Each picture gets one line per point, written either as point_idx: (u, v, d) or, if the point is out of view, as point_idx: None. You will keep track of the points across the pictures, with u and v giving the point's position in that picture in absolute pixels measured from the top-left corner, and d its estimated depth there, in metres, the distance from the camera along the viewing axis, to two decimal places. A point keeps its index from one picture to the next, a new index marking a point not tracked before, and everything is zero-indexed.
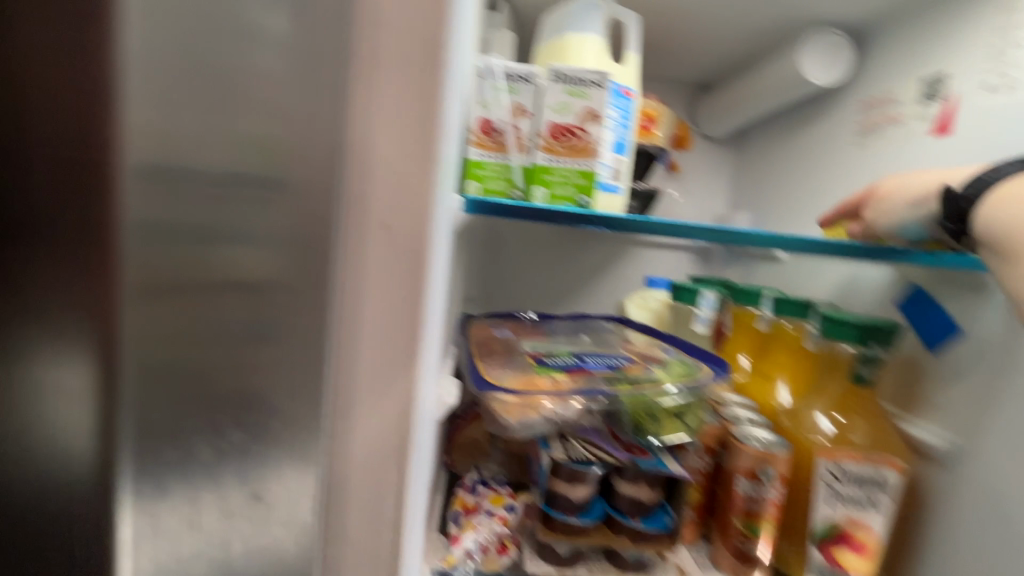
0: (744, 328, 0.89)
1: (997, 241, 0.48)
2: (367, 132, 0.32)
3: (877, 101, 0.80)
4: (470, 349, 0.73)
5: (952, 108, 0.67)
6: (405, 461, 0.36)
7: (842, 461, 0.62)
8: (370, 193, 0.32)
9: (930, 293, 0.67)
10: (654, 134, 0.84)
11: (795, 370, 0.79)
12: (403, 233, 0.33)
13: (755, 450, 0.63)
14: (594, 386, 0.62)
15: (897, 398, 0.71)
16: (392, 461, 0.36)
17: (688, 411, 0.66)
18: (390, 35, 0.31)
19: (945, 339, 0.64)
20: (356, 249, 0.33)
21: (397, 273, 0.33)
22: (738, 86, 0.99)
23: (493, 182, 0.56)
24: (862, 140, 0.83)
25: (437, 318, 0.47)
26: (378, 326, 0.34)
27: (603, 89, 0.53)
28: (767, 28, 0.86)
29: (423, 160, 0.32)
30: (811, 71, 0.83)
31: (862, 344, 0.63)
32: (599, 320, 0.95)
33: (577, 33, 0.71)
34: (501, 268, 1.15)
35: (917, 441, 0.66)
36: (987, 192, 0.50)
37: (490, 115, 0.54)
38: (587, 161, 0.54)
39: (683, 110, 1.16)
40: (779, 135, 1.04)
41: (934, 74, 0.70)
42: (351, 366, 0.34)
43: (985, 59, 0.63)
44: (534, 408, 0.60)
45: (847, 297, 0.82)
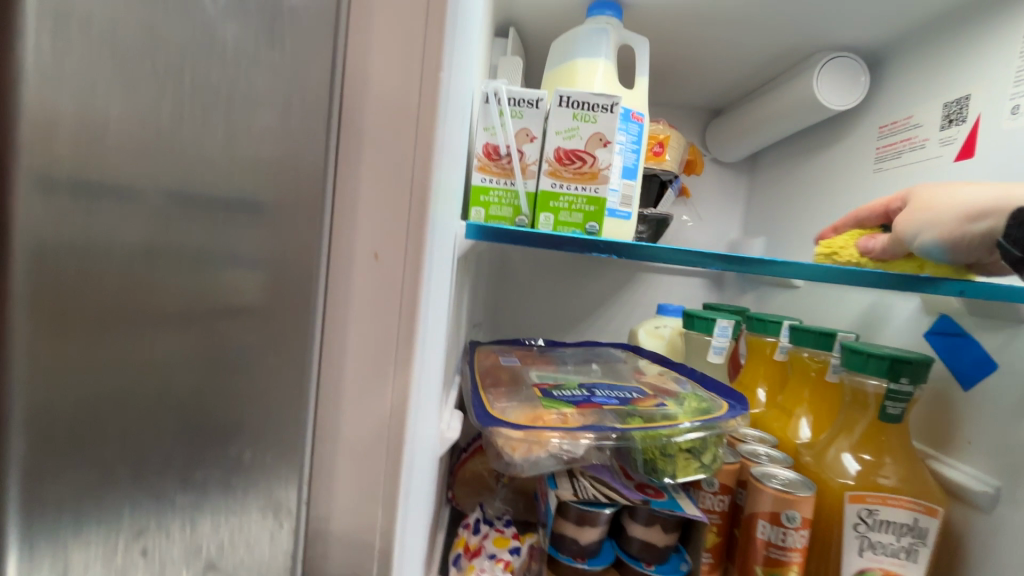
0: (761, 358, 0.85)
1: None
2: (355, 147, 0.27)
3: (896, 125, 0.78)
4: (475, 378, 0.70)
5: (978, 131, 0.64)
6: (390, 529, 0.30)
7: (874, 505, 0.58)
8: (355, 217, 0.28)
9: (961, 326, 0.63)
10: (664, 159, 0.83)
11: (816, 405, 0.75)
12: (394, 264, 0.28)
13: (774, 490, 0.59)
14: (604, 423, 0.58)
15: (927, 435, 0.66)
16: (373, 525, 0.30)
17: (705, 449, 0.60)
18: (383, 36, 0.27)
19: (981, 375, 0.60)
20: (339, 281, 0.28)
21: (382, 309, 0.28)
22: (749, 111, 0.97)
23: (498, 208, 0.54)
24: (881, 164, 0.80)
25: (436, 351, 0.42)
26: (364, 372, 0.29)
27: (612, 113, 0.52)
28: (780, 53, 0.85)
29: (418, 181, 0.27)
30: (826, 95, 0.81)
31: (891, 379, 0.59)
32: (609, 348, 0.92)
33: (586, 58, 0.70)
34: (509, 294, 1.13)
35: (953, 483, 0.60)
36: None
37: (496, 140, 0.53)
38: (595, 187, 0.53)
39: (694, 135, 1.14)
40: (793, 160, 1.02)
41: (956, 97, 0.68)
42: (333, 417, 0.30)
43: (1014, 82, 0.60)
44: (539, 445, 0.56)
45: (870, 327, 0.78)
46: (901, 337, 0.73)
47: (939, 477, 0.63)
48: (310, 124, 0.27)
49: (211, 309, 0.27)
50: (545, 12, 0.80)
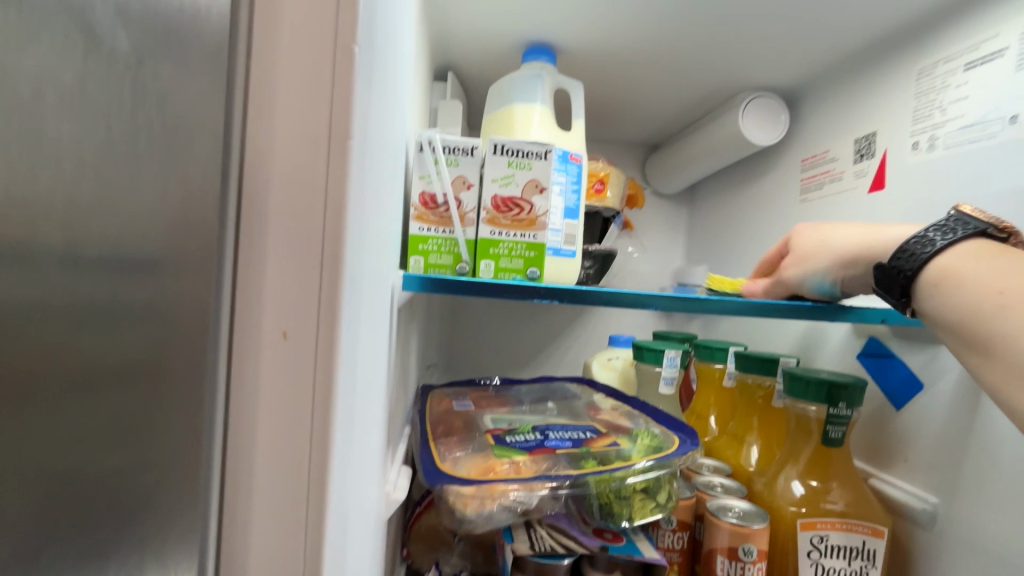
0: (711, 386, 0.86)
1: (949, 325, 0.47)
2: (257, 217, 0.25)
3: (815, 158, 0.83)
4: (425, 428, 0.67)
5: (886, 165, 0.69)
6: None
7: (824, 532, 0.59)
8: (261, 294, 0.26)
9: (889, 348, 0.67)
10: (605, 196, 0.84)
11: (765, 430, 0.76)
12: (305, 343, 0.26)
13: (730, 525, 0.58)
14: (557, 470, 0.57)
15: (868, 454, 0.69)
16: None
17: (660, 488, 0.60)
18: (286, 101, 0.25)
19: (910, 395, 0.63)
20: (246, 363, 0.26)
21: (295, 388, 0.26)
22: (684, 146, 1.02)
23: (438, 256, 0.53)
24: (806, 195, 0.85)
25: (373, 417, 0.39)
26: (276, 462, 0.26)
27: (546, 160, 0.53)
28: (706, 93, 0.89)
29: (328, 253, 0.25)
30: (751, 132, 0.86)
31: (829, 404, 0.61)
32: (565, 383, 0.91)
33: (523, 102, 0.72)
34: (462, 332, 1.11)
35: (896, 502, 0.62)
36: (923, 266, 0.49)
37: (433, 189, 0.52)
38: (534, 233, 0.53)
39: (634, 170, 1.18)
40: (727, 191, 1.07)
41: (864, 133, 0.74)
42: (242, 514, 0.26)
43: (912, 120, 0.66)
44: (492, 499, 0.54)
45: (808, 350, 0.82)
46: (837, 359, 0.76)
47: (881, 496, 0.65)
48: (204, 191, 0.24)
49: None
50: (482, 56, 0.81)
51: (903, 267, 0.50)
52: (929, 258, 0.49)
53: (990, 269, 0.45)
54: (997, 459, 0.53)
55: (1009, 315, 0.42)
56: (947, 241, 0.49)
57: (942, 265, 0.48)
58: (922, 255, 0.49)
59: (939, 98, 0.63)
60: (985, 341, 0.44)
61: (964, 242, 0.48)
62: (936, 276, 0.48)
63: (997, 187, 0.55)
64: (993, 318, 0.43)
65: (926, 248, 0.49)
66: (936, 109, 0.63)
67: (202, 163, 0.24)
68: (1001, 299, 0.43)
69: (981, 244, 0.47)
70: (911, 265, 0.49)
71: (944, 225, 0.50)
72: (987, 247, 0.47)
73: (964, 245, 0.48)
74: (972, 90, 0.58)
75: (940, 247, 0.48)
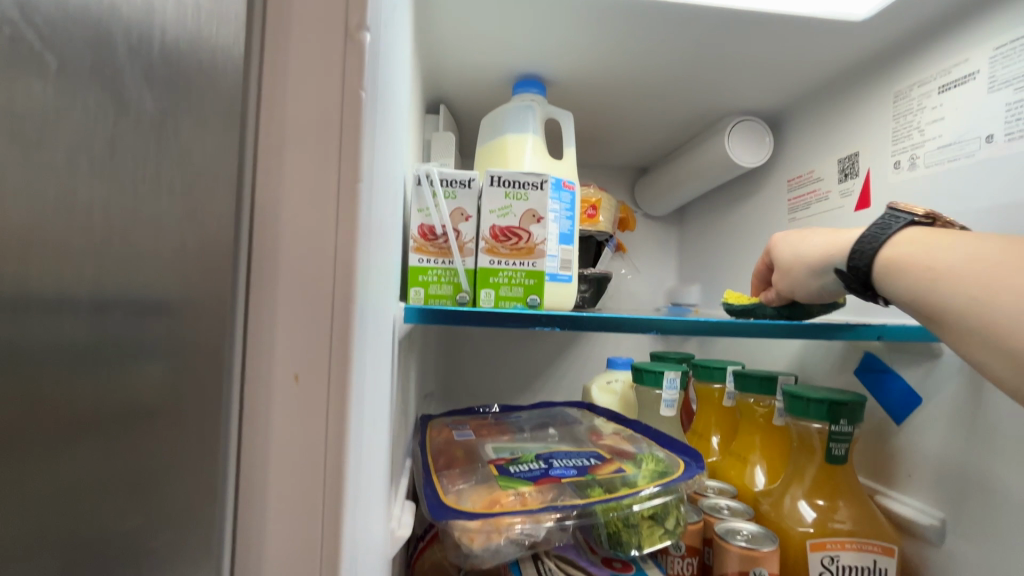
0: (711, 405, 0.86)
1: (909, 310, 0.47)
2: (268, 262, 0.26)
3: (800, 178, 0.85)
4: (427, 461, 0.66)
5: (870, 183, 0.71)
6: None
7: (834, 552, 0.58)
8: (273, 338, 0.26)
9: (884, 362, 0.68)
10: (598, 221, 0.85)
11: (768, 449, 0.76)
12: (317, 386, 0.26)
13: (739, 549, 0.57)
14: (564, 499, 0.56)
15: (871, 469, 0.69)
16: None
17: (668, 513, 0.59)
18: (296, 147, 0.26)
19: (909, 409, 0.64)
20: (258, 407, 0.26)
21: (309, 432, 0.26)
22: (671, 169, 1.04)
23: (438, 287, 0.53)
24: (794, 215, 0.87)
25: (380, 454, 0.39)
26: (289, 507, 0.26)
27: (542, 190, 0.54)
28: (692, 118, 0.92)
29: (339, 295, 0.26)
30: (737, 155, 0.88)
31: (832, 421, 0.61)
32: (565, 408, 0.91)
33: (515, 133, 0.73)
34: (459, 360, 1.11)
35: (904, 518, 0.62)
36: (871, 257, 0.50)
37: (431, 221, 0.53)
38: (533, 261, 0.54)
39: (624, 193, 1.20)
40: (716, 212, 1.09)
41: (847, 154, 0.76)
42: (256, 562, 0.26)
43: (893, 141, 0.68)
44: (498, 533, 0.53)
45: (804, 367, 0.82)
46: (833, 376, 0.76)
47: (888, 512, 0.64)
48: (218, 237, 0.24)
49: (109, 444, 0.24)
50: (472, 89, 0.83)
51: (857, 264, 0.51)
52: (875, 252, 0.50)
53: (928, 250, 0.46)
54: (999, 470, 0.53)
55: (945, 286, 0.43)
56: (887, 234, 0.50)
57: (884, 257, 0.49)
58: (868, 251, 0.50)
59: (917, 119, 0.65)
60: (939, 317, 0.43)
61: (899, 232, 0.50)
62: (884, 268, 0.49)
63: (977, 203, 0.57)
64: (932, 291, 0.44)
65: (870, 243, 0.51)
66: (915, 130, 0.65)
67: (219, 211, 0.24)
68: (935, 274, 0.44)
69: (919, 230, 0.48)
70: (864, 260, 0.51)
71: (881, 222, 0.52)
72: (919, 232, 0.48)
73: (897, 236, 0.49)
74: (947, 111, 0.61)
75: (882, 241, 0.50)
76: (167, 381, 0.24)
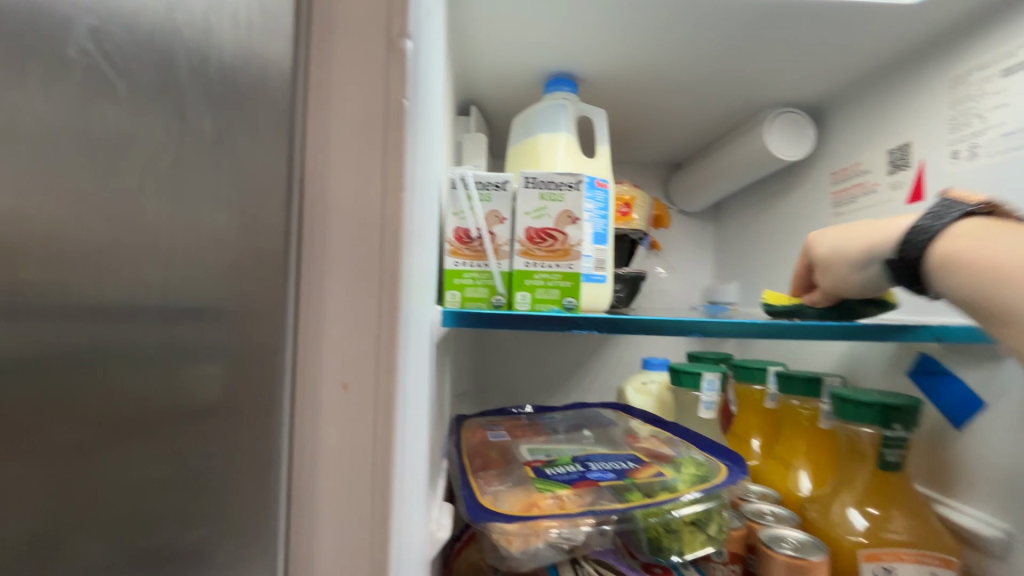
0: (751, 407, 0.84)
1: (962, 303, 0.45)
2: (317, 272, 0.26)
3: (845, 171, 0.82)
4: (463, 462, 0.66)
5: (924, 175, 0.68)
6: None
7: (890, 564, 0.55)
8: (321, 347, 0.26)
9: (942, 364, 0.64)
10: (632, 219, 0.83)
11: (814, 454, 0.73)
12: (364, 395, 0.26)
13: (786, 557, 0.55)
14: (602, 503, 0.55)
15: (927, 477, 0.65)
16: None
17: (710, 520, 0.58)
18: (341, 159, 0.26)
19: (970, 413, 0.60)
20: (308, 415, 0.27)
21: (356, 439, 0.26)
22: (707, 164, 1.01)
23: (473, 290, 0.54)
24: (838, 209, 0.83)
25: (422, 459, 0.39)
26: (341, 514, 0.27)
27: (578, 191, 0.53)
28: (729, 111, 0.89)
29: (386, 305, 0.26)
30: (777, 148, 0.85)
31: (884, 426, 0.58)
32: (600, 409, 0.89)
33: (547, 132, 0.73)
34: (492, 360, 1.11)
35: (964, 529, 0.59)
36: (927, 248, 0.48)
37: (466, 224, 0.53)
38: (569, 263, 0.53)
39: (657, 190, 1.18)
40: (754, 208, 1.06)
41: (898, 144, 0.72)
42: (307, 565, 0.27)
43: (949, 129, 0.65)
44: (537, 536, 0.52)
45: (851, 368, 0.79)
46: (884, 378, 0.73)
47: (948, 523, 0.61)
48: (271, 247, 0.25)
49: None
50: (503, 89, 0.83)
51: (905, 256, 0.49)
52: (927, 244, 0.48)
53: (1001, 246, 0.43)
54: None
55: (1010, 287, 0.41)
56: (940, 225, 0.48)
57: (942, 250, 0.47)
58: (918, 244, 0.49)
59: (977, 106, 0.61)
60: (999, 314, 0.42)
61: (960, 223, 0.47)
62: (938, 262, 0.47)
63: None
64: (990, 290, 0.43)
65: (922, 234, 0.49)
66: (975, 117, 0.61)
67: (270, 223, 0.25)
68: (997, 273, 0.42)
69: (978, 222, 0.46)
70: (913, 252, 0.49)
71: (934, 210, 0.50)
72: (983, 223, 0.46)
73: (957, 227, 0.47)
74: (1011, 96, 0.57)
75: (935, 233, 0.48)
76: (224, 385, 0.24)
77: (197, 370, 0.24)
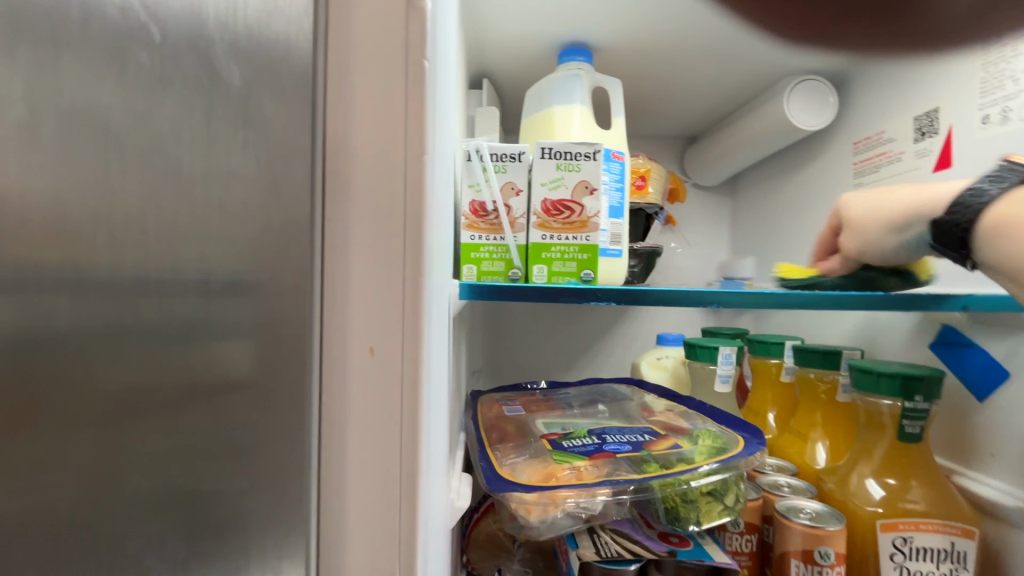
0: (768, 382, 0.83)
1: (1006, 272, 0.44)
2: (341, 235, 0.26)
3: (868, 140, 0.80)
4: (480, 435, 0.67)
5: (952, 141, 0.65)
6: None
7: (908, 532, 0.55)
8: (347, 314, 0.26)
9: (966, 335, 0.63)
10: (648, 192, 0.82)
11: (831, 427, 0.73)
12: (390, 360, 0.26)
13: (803, 526, 0.56)
14: (620, 474, 0.56)
15: (948, 449, 0.65)
16: None
17: (727, 490, 0.58)
18: (362, 119, 0.26)
19: (995, 385, 0.59)
20: (334, 380, 0.27)
21: (383, 404, 0.27)
22: (723, 136, 0.99)
23: (489, 264, 0.54)
24: (860, 179, 0.81)
25: (444, 429, 0.39)
26: (370, 478, 0.27)
27: (595, 160, 0.52)
28: (747, 80, 0.87)
29: (410, 271, 0.26)
30: (797, 117, 0.83)
31: (905, 397, 0.58)
32: (614, 384, 0.90)
33: (562, 104, 0.71)
34: (506, 338, 1.11)
35: (984, 500, 0.58)
36: (984, 209, 0.46)
37: (482, 197, 0.53)
38: (586, 234, 0.53)
39: (673, 164, 1.16)
40: (771, 181, 1.04)
41: (925, 110, 0.70)
42: (338, 529, 0.27)
43: (980, 93, 0.62)
44: (555, 505, 0.53)
45: (870, 341, 0.78)
46: (904, 350, 0.72)
47: (968, 494, 0.61)
48: (295, 210, 0.25)
49: (192, 409, 0.25)
50: (515, 61, 0.81)
51: (959, 219, 0.47)
52: (983, 209, 0.46)
53: None
54: None
55: None
56: (996, 190, 0.46)
57: (996, 216, 0.45)
58: (974, 207, 0.46)
59: (1010, 67, 0.59)
60: None
61: (1019, 189, 0.45)
62: (989, 228, 0.45)
63: None
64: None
65: (976, 199, 0.47)
66: (1008, 79, 0.59)
67: (296, 191, 0.25)
68: None
69: None
70: (967, 216, 0.47)
71: (999, 175, 0.47)
72: None
73: (1014, 193, 0.45)
74: None
75: (992, 197, 0.46)
76: (254, 361, 0.25)
77: (225, 349, 0.25)
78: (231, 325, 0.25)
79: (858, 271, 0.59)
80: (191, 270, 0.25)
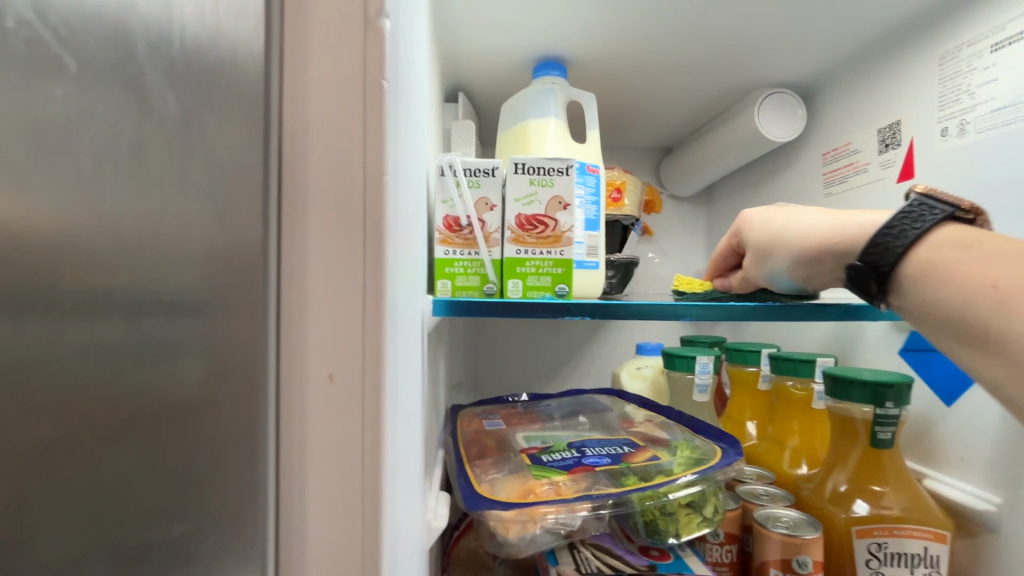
0: (746, 390, 0.84)
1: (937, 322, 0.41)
2: (299, 260, 0.25)
3: (836, 151, 0.82)
4: (459, 451, 0.66)
5: (914, 153, 0.67)
6: None
7: (882, 538, 0.56)
8: (307, 338, 0.26)
9: (932, 342, 0.64)
10: (623, 204, 0.83)
11: (807, 434, 0.73)
12: (351, 386, 0.26)
13: (781, 535, 0.56)
14: (599, 488, 0.56)
15: (918, 454, 0.66)
16: None
17: (705, 501, 0.58)
18: (318, 141, 0.25)
19: (961, 390, 0.61)
20: (294, 408, 0.26)
21: (343, 431, 0.26)
22: (697, 147, 1.01)
23: (465, 279, 0.53)
24: (830, 189, 0.83)
25: (416, 449, 0.38)
26: (333, 508, 0.26)
27: (568, 176, 0.53)
28: (718, 94, 0.89)
29: (370, 294, 0.25)
30: (767, 129, 0.85)
31: (876, 404, 0.59)
32: (595, 395, 0.90)
33: (536, 118, 0.72)
34: (487, 350, 1.11)
35: (955, 503, 0.59)
36: (912, 247, 0.43)
37: (456, 212, 0.53)
38: (560, 249, 0.53)
39: (650, 175, 1.17)
40: (745, 191, 1.06)
41: (888, 123, 0.72)
42: (300, 563, 0.26)
43: (939, 106, 0.64)
44: (534, 523, 0.52)
45: (842, 348, 0.79)
46: (875, 357, 0.73)
47: (939, 498, 0.62)
48: (249, 235, 0.25)
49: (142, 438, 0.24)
50: (491, 75, 0.82)
51: (878, 263, 0.44)
52: (904, 251, 0.43)
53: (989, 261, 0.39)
54: None
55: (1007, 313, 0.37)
56: (918, 230, 0.43)
57: (922, 259, 0.42)
58: (895, 250, 0.44)
59: (966, 82, 0.61)
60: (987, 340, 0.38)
61: (939, 229, 0.43)
62: (917, 274, 0.42)
63: None
64: (981, 310, 0.38)
65: (897, 239, 0.44)
66: (965, 93, 0.61)
67: (251, 212, 0.25)
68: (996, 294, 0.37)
69: (955, 229, 0.42)
70: (887, 260, 0.44)
71: (910, 210, 0.45)
72: (964, 232, 0.42)
73: (939, 233, 0.42)
74: (1001, 71, 0.57)
75: (912, 239, 0.43)
76: (209, 386, 0.25)
77: (178, 376, 0.24)
78: (184, 351, 0.24)
79: (756, 293, 0.58)
80: (142, 294, 0.24)
